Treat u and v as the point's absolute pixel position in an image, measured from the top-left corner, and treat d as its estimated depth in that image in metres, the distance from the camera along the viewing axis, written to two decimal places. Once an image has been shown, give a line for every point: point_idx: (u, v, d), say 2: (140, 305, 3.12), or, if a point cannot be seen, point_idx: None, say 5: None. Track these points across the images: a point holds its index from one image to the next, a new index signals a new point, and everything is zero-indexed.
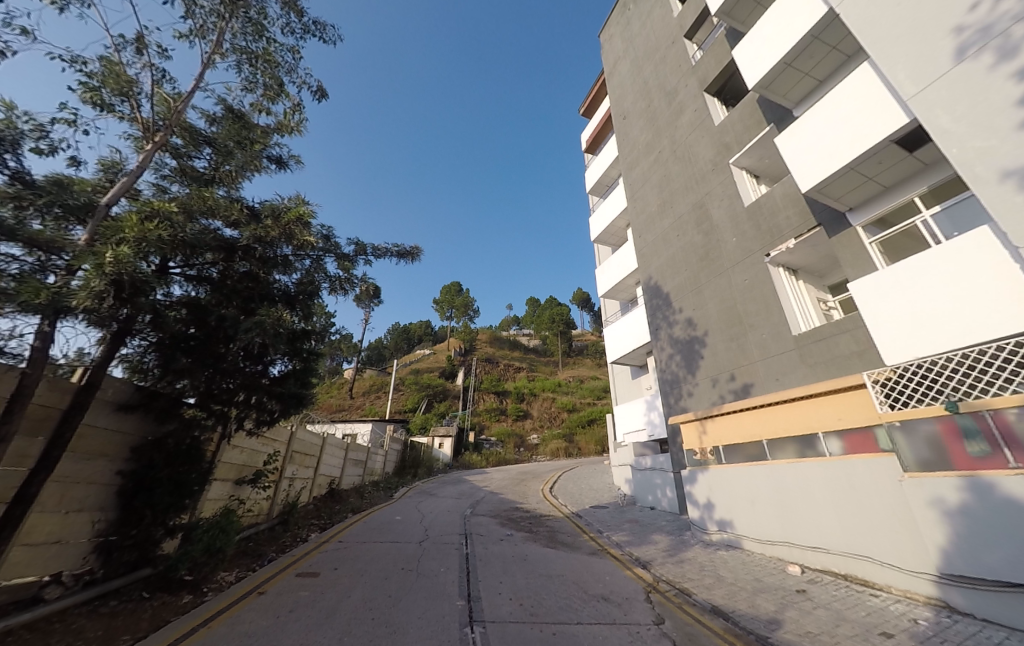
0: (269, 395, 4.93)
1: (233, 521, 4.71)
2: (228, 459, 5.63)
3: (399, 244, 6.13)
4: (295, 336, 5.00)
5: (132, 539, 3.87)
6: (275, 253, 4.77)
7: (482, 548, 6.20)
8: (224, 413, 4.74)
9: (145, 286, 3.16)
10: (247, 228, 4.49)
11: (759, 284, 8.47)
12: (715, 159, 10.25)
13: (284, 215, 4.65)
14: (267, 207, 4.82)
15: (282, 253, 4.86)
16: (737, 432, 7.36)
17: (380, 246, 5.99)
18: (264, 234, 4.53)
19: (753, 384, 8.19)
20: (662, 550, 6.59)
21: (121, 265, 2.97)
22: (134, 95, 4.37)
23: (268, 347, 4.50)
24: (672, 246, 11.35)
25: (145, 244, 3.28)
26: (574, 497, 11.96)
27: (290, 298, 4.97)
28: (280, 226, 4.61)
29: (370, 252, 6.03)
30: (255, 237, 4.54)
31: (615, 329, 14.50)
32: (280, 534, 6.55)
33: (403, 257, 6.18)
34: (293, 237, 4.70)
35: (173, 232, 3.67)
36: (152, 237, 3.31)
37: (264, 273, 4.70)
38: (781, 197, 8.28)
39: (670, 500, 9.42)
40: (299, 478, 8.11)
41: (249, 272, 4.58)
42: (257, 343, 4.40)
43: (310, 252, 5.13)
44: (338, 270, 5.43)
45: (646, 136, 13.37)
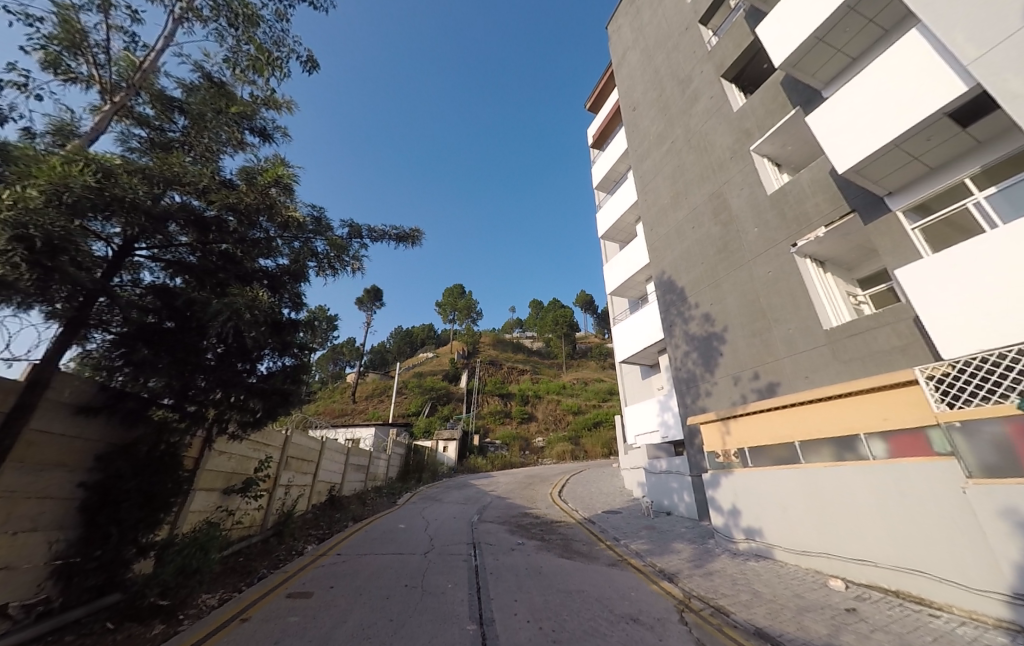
0: (252, 391, 4.58)
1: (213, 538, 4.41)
2: (213, 467, 5.22)
3: (398, 226, 5.70)
4: (279, 327, 4.67)
5: (95, 561, 3.50)
6: (258, 232, 4.42)
7: (493, 560, 5.72)
8: (201, 415, 4.37)
9: (66, 244, 2.80)
10: (217, 196, 3.99)
11: (785, 276, 8.01)
12: (734, 146, 9.83)
13: (260, 178, 4.31)
14: (242, 172, 4.37)
15: (265, 230, 4.49)
16: (764, 433, 6.86)
17: (377, 228, 5.57)
18: (237, 201, 4.10)
19: (779, 382, 7.69)
20: (687, 561, 6.05)
21: (26, 212, 2.65)
22: (88, 50, 4.09)
23: (249, 337, 4.10)
24: (686, 239, 10.87)
25: (65, 193, 2.87)
26: (585, 503, 11.42)
27: (273, 284, 4.63)
28: (258, 192, 4.28)
29: (368, 237, 5.62)
30: (227, 206, 4.08)
31: (625, 328, 14.00)
32: (274, 547, 6.10)
33: (403, 241, 5.76)
34: (274, 207, 4.36)
35: (124, 191, 3.23)
36: (75, 184, 2.90)
37: (246, 256, 4.32)
38: (808, 184, 7.84)
39: (688, 505, 8.90)
40: (296, 485, 7.67)
41: (226, 252, 4.22)
42: (236, 333, 4.01)
43: (298, 233, 4.74)
44: (331, 254, 5.06)
45: (656, 127, 12.94)
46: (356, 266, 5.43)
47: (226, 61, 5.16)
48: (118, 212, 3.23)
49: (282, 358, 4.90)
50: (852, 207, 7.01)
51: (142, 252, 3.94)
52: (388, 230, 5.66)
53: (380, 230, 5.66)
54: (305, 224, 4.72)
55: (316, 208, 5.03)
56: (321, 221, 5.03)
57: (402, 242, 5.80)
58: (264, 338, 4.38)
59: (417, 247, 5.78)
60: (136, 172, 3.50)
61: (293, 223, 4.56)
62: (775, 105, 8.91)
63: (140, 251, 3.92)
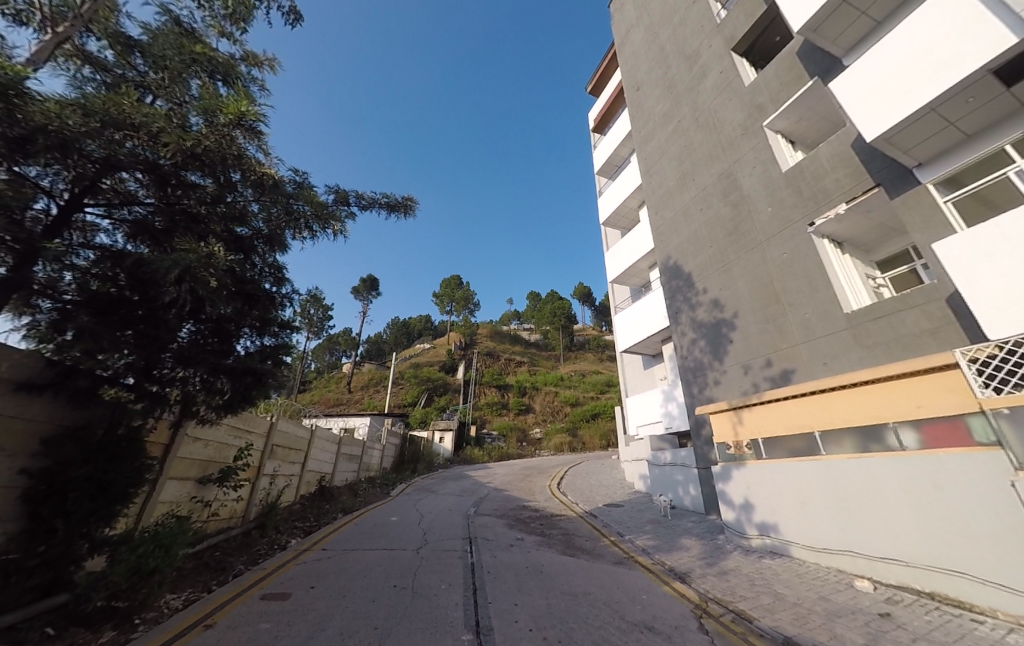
0: (225, 370, 4.05)
1: (177, 533, 3.78)
2: (187, 454, 4.75)
3: (388, 194, 5.17)
4: (252, 299, 4.18)
5: (38, 558, 3.03)
6: (226, 188, 3.87)
7: (491, 557, 5.28)
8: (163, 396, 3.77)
9: None
10: (171, 138, 3.32)
11: (801, 258, 7.54)
12: (745, 123, 9.30)
13: (220, 117, 3.55)
14: (200, 106, 3.56)
15: (236, 187, 3.95)
16: (779, 423, 6.46)
17: (366, 194, 5.02)
18: (196, 145, 3.47)
19: (793, 370, 7.27)
20: (698, 559, 5.65)
21: None
22: None
23: (212, 306, 3.59)
24: (694, 222, 10.36)
25: None
26: (585, 495, 11.04)
27: (245, 250, 4.12)
28: (216, 133, 3.62)
29: (355, 205, 5.08)
30: (183, 151, 3.43)
31: (627, 316, 13.55)
32: (255, 541, 5.62)
33: (395, 210, 5.23)
34: (238, 153, 3.74)
35: (47, 119, 2.77)
36: None
37: (209, 215, 3.80)
38: (827, 160, 7.34)
39: (694, 499, 8.53)
40: (282, 475, 7.20)
41: (188, 207, 3.70)
42: (195, 300, 3.48)
43: (277, 197, 4.24)
44: (314, 219, 4.61)
45: (662, 106, 12.35)
46: (339, 231, 4.90)
47: (199, 6, 4.62)
48: (42, 148, 2.80)
49: (260, 335, 4.46)
50: (877, 181, 6.51)
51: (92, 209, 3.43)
52: (379, 196, 5.12)
53: (370, 197, 5.12)
54: (282, 184, 4.24)
55: (299, 177, 4.56)
56: (306, 192, 4.51)
57: (395, 211, 5.28)
58: (233, 306, 3.89)
59: (411, 216, 5.26)
60: (74, 109, 2.99)
61: (266, 180, 4.01)
62: (791, 77, 8.36)
63: (90, 208, 3.42)
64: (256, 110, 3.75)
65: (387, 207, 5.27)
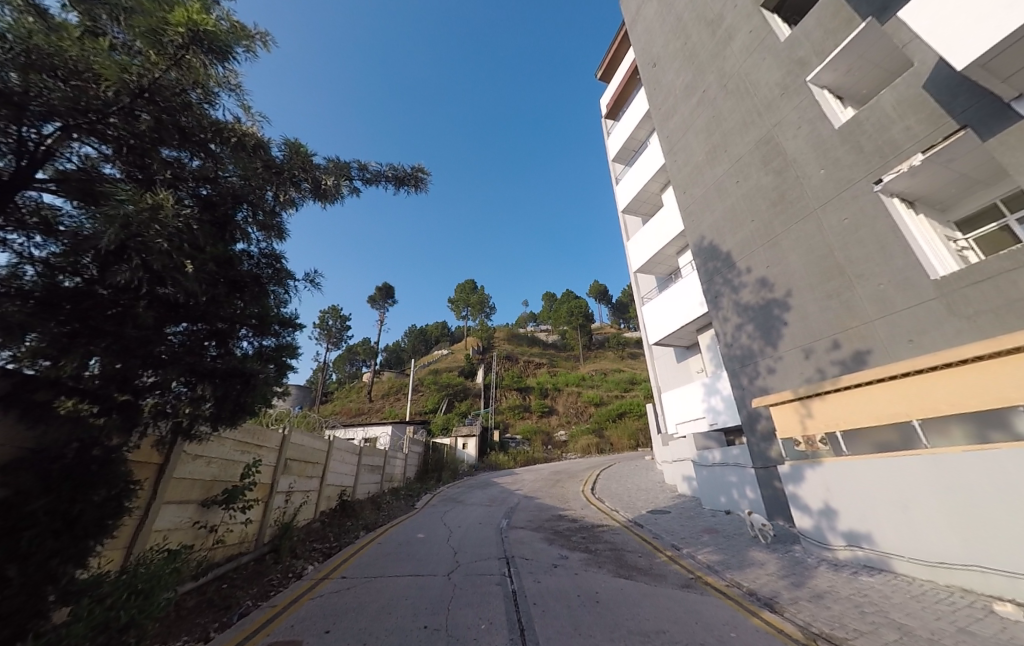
0: (220, 372, 3.42)
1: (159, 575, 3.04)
2: (185, 474, 4.13)
3: (396, 166, 4.58)
4: (239, 288, 3.62)
5: None
6: (196, 147, 3.31)
7: (534, 584, 4.49)
8: (136, 413, 3.09)
9: None
10: (100, 62, 2.62)
11: (867, 222, 6.57)
12: (784, 81, 8.35)
13: (167, 26, 2.90)
14: (140, 23, 2.84)
15: (212, 148, 3.42)
16: (864, 414, 5.46)
17: (371, 164, 4.43)
18: (146, 79, 2.84)
19: (870, 351, 6.30)
20: (779, 578, 4.75)
21: None
22: None
23: (189, 289, 3.00)
24: (729, 196, 9.36)
25: None
26: (625, 502, 10.13)
27: (225, 223, 3.48)
28: (169, 60, 2.97)
29: (358, 179, 4.49)
30: (138, 87, 2.83)
31: (657, 306, 12.57)
32: (268, 568, 4.94)
33: (403, 182, 4.64)
34: (206, 95, 3.29)
35: None
36: None
37: (181, 184, 3.27)
38: (892, 108, 6.36)
39: (754, 503, 7.62)
40: (298, 492, 6.56)
41: (170, 176, 3.21)
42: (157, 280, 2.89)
43: (270, 170, 3.82)
44: (311, 191, 4.21)
45: (683, 79, 11.39)
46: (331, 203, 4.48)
47: None
48: None
49: (258, 336, 3.88)
50: (960, 123, 5.52)
51: (48, 190, 2.83)
52: (385, 168, 4.54)
53: (375, 170, 4.53)
54: (263, 146, 3.79)
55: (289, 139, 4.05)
56: (299, 155, 4.01)
57: (405, 186, 4.71)
58: (215, 295, 3.32)
59: (423, 190, 4.66)
60: None
61: (248, 140, 3.64)
62: (838, 23, 7.40)
63: (42, 187, 2.81)
64: (213, 21, 3.04)
65: (396, 181, 4.69)
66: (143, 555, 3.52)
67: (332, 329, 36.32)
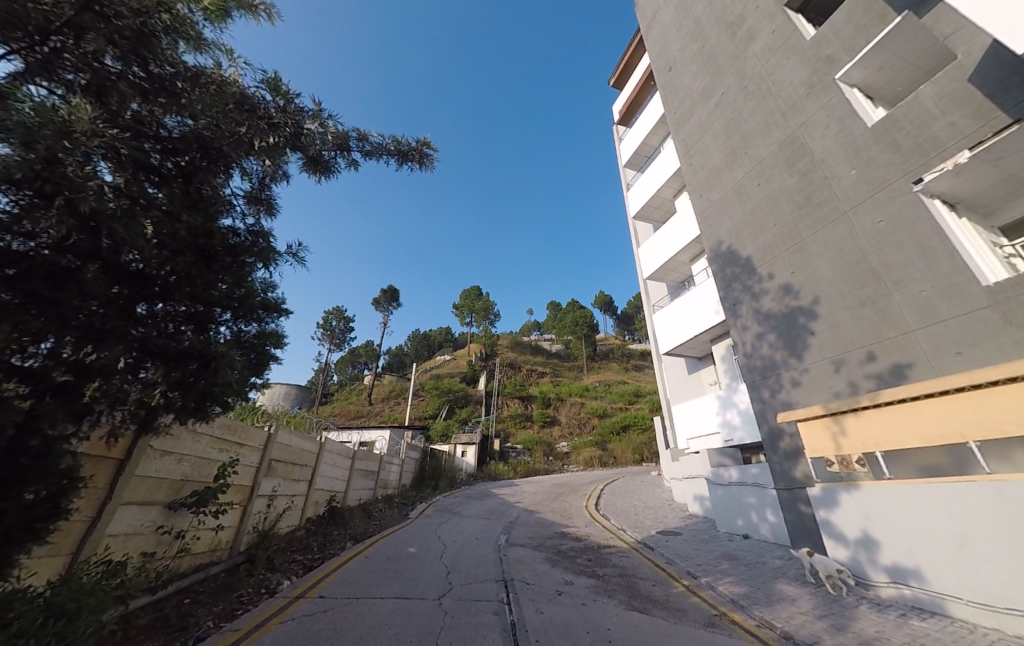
0: (183, 355, 2.84)
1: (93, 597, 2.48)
2: (150, 473, 3.58)
3: (400, 140, 4.25)
4: (212, 262, 3.10)
5: None
6: (169, 100, 2.90)
7: (536, 615, 3.92)
8: (74, 398, 2.43)
9: None
10: None
11: (906, 225, 6.06)
12: (810, 80, 7.93)
13: None
14: None
15: (178, 86, 2.96)
16: (908, 433, 4.88)
17: (371, 139, 4.09)
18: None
19: (910, 364, 5.75)
20: (815, 619, 4.15)
21: None
22: None
23: (137, 248, 2.49)
24: (750, 199, 8.88)
25: None
26: (633, 520, 9.49)
27: (189, 173, 3.03)
28: None
29: (358, 150, 4.19)
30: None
31: (668, 314, 12.03)
32: (240, 581, 4.35)
33: (407, 157, 4.33)
34: (174, 21, 2.82)
35: None
36: None
37: (150, 132, 2.86)
38: (933, 103, 5.91)
39: (775, 527, 7.02)
40: (281, 496, 6.02)
41: (133, 121, 2.76)
42: (103, 233, 2.37)
43: (255, 122, 3.39)
44: (305, 159, 3.93)
45: (700, 81, 11.01)
46: (328, 175, 4.26)
47: None
48: None
49: (240, 320, 3.45)
50: (1015, 117, 5.06)
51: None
52: (387, 141, 4.21)
53: (377, 143, 4.19)
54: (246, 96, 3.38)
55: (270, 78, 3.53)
56: (280, 95, 3.58)
57: (409, 162, 4.45)
58: (185, 269, 2.83)
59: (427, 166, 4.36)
60: None
61: (228, 88, 3.24)
62: (870, 19, 7.00)
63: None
64: None
65: (399, 157, 4.39)
66: (87, 565, 2.94)
67: (335, 331, 36.08)
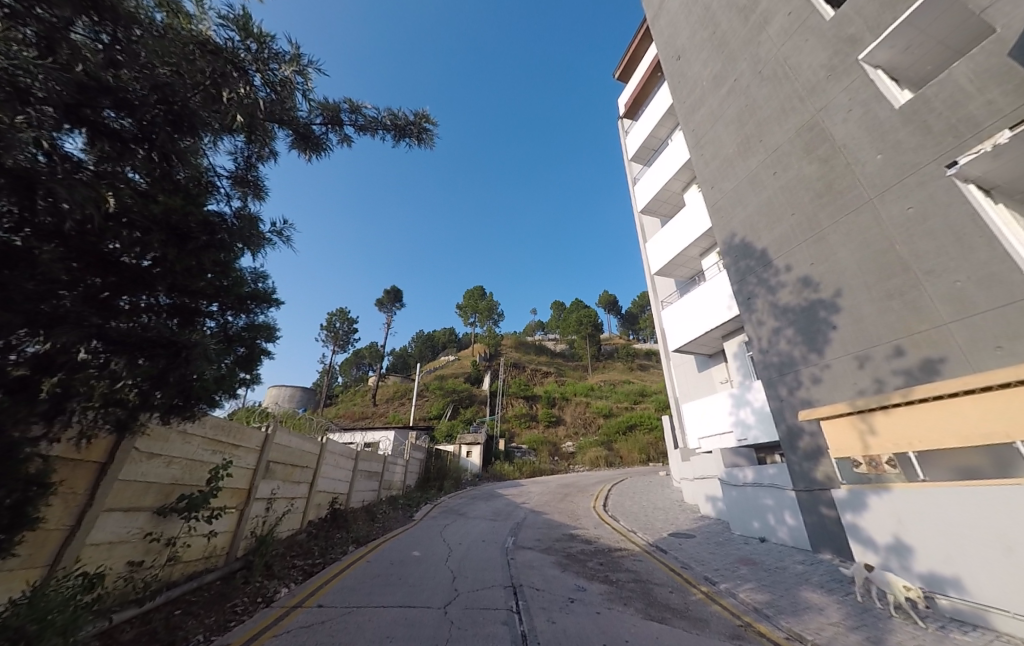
0: (145, 343, 2.47)
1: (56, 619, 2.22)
2: (137, 476, 3.37)
3: (396, 114, 4.22)
4: (185, 241, 2.74)
5: None
6: (127, 59, 2.55)
7: (547, 625, 3.66)
8: (34, 397, 2.11)
9: None
10: None
11: (937, 211, 5.75)
12: (831, 62, 7.61)
13: None
14: None
15: (137, 37, 2.60)
16: (944, 434, 4.57)
17: (365, 111, 4.09)
18: None
19: (945, 358, 5.45)
20: (848, 631, 3.86)
21: None
22: None
23: (86, 210, 2.16)
24: (765, 189, 8.57)
25: None
26: (643, 522, 9.20)
27: (169, 154, 2.79)
28: None
29: (351, 124, 4.15)
30: None
31: (678, 310, 11.72)
32: (233, 591, 4.10)
33: (404, 132, 4.29)
34: None
35: None
36: None
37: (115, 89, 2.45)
38: (969, 81, 5.59)
39: (795, 530, 6.72)
40: (281, 500, 5.80)
41: (85, 76, 2.34)
42: (51, 203, 2.12)
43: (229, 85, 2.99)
44: (295, 136, 3.88)
45: (711, 68, 10.68)
46: (320, 154, 4.19)
47: None
48: None
49: (229, 312, 3.23)
50: None
51: None
52: (382, 115, 4.21)
53: (371, 118, 4.19)
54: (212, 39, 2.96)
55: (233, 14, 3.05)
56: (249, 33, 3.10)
57: (407, 138, 4.37)
58: (163, 253, 2.60)
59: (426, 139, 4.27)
60: None
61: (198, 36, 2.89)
62: None
63: None
64: None
65: (396, 133, 4.36)
66: (60, 580, 2.70)
67: (339, 331, 36.01)
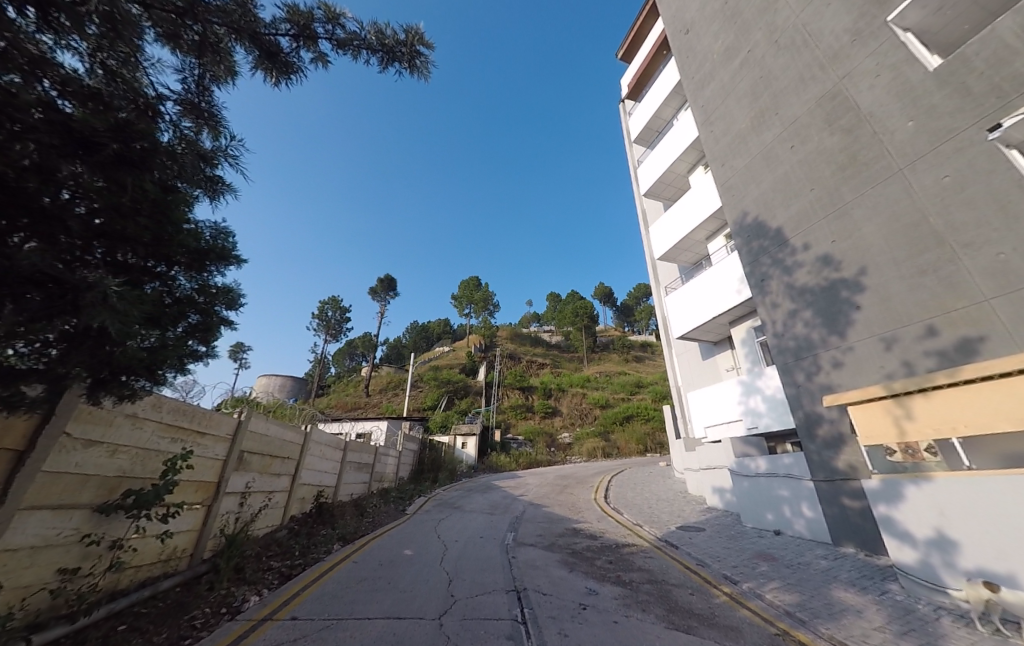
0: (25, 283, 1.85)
1: None
2: (69, 468, 2.80)
3: (382, 30, 3.70)
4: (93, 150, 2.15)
5: None
6: None
7: (557, 639, 3.16)
8: None
9: None
10: None
11: (977, 178, 5.27)
12: (856, 24, 7.03)
13: None
14: None
15: None
16: (997, 417, 4.10)
17: (344, 23, 3.56)
18: None
19: (985, 339, 5.01)
20: (897, 638, 3.41)
21: None
22: None
23: None
24: (781, 164, 8.04)
25: None
26: (648, 515, 8.77)
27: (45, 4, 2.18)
28: None
29: (327, 38, 3.62)
30: None
31: (682, 295, 11.20)
32: (195, 600, 3.56)
33: (393, 56, 3.81)
34: None
35: None
36: None
37: None
38: (1014, 36, 5.10)
39: (814, 522, 6.31)
40: (257, 494, 5.25)
41: None
42: None
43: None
44: (259, 53, 3.47)
45: (722, 40, 10.06)
46: (290, 78, 3.75)
47: None
48: None
49: (180, 269, 2.67)
50: None
51: None
52: (367, 31, 3.68)
53: (353, 33, 3.65)
54: None
55: None
56: None
57: (396, 63, 3.88)
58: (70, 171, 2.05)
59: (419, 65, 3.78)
60: None
61: None
62: None
63: None
64: None
65: (384, 55, 3.85)
66: None
67: (331, 321, 35.28)
